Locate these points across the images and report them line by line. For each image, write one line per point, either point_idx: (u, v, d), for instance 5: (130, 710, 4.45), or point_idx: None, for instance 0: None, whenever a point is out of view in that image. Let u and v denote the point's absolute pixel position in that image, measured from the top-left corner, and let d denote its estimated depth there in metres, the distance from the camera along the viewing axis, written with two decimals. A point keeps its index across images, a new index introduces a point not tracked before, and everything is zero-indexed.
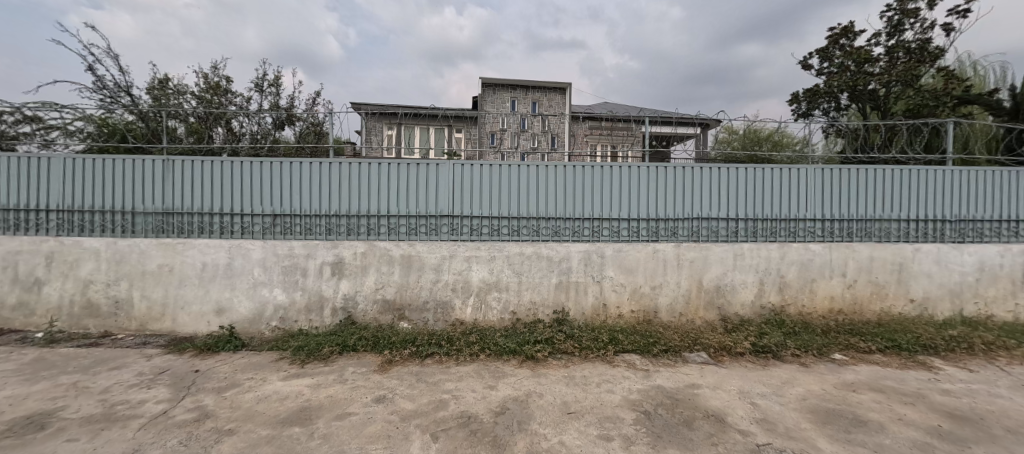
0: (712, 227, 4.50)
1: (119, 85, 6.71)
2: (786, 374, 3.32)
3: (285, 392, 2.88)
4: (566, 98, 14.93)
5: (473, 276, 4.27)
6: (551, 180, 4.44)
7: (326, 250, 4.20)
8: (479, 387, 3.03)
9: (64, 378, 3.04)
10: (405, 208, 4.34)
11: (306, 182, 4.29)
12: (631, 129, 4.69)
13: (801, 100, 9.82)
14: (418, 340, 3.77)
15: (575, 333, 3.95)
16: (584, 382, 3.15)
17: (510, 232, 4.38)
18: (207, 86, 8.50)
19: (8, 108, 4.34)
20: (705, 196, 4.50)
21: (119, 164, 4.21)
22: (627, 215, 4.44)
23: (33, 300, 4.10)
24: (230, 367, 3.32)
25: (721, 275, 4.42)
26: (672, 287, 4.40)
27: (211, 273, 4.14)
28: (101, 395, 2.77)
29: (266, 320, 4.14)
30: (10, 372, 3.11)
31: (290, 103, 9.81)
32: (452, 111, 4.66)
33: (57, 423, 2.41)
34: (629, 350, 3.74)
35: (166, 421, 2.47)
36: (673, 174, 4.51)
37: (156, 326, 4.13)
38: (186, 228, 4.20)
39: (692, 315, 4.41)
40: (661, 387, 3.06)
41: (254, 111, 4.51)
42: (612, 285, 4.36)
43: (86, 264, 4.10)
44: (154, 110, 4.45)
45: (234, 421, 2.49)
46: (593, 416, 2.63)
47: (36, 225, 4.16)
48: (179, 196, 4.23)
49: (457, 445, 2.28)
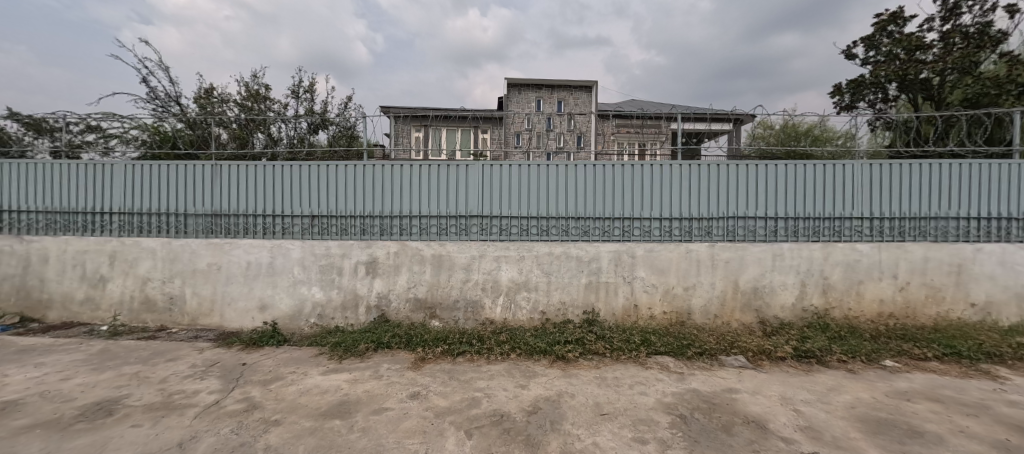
0: (749, 226, 4.33)
1: (169, 95, 7.17)
2: (832, 381, 3.15)
3: (325, 386, 3.00)
4: (592, 96, 14.76)
5: (502, 276, 4.30)
6: (581, 180, 4.41)
7: (361, 250, 4.33)
8: (511, 386, 3.04)
9: (127, 368, 3.28)
10: (436, 209, 4.42)
11: (341, 184, 4.45)
12: (660, 127, 4.64)
13: (844, 91, 9.32)
14: (449, 339, 3.83)
15: (606, 333, 3.90)
16: (616, 383, 3.10)
17: (540, 231, 4.38)
18: (248, 94, 8.95)
19: (74, 118, 4.72)
20: (740, 194, 4.35)
21: (173, 169, 4.51)
22: (658, 215, 4.35)
23: (98, 296, 4.44)
24: (274, 361, 3.48)
25: (759, 276, 4.25)
26: (706, 288, 4.27)
27: (255, 272, 4.35)
28: (160, 385, 2.98)
29: (305, 317, 4.31)
30: (80, 362, 3.39)
31: (324, 108, 10.19)
32: (483, 112, 4.71)
33: (123, 410, 2.60)
34: (662, 352, 3.66)
35: (217, 410, 2.62)
36: (707, 172, 4.38)
37: (205, 321, 4.38)
38: (232, 229, 4.44)
39: (728, 317, 4.27)
40: (697, 391, 2.98)
41: (291, 117, 4.71)
42: (643, 285, 4.27)
43: (144, 262, 4.40)
44: (202, 118, 4.74)
45: (279, 412, 2.61)
46: (626, 418, 2.59)
47: (101, 226, 4.51)
48: (226, 198, 4.48)
49: (492, 442, 2.29)
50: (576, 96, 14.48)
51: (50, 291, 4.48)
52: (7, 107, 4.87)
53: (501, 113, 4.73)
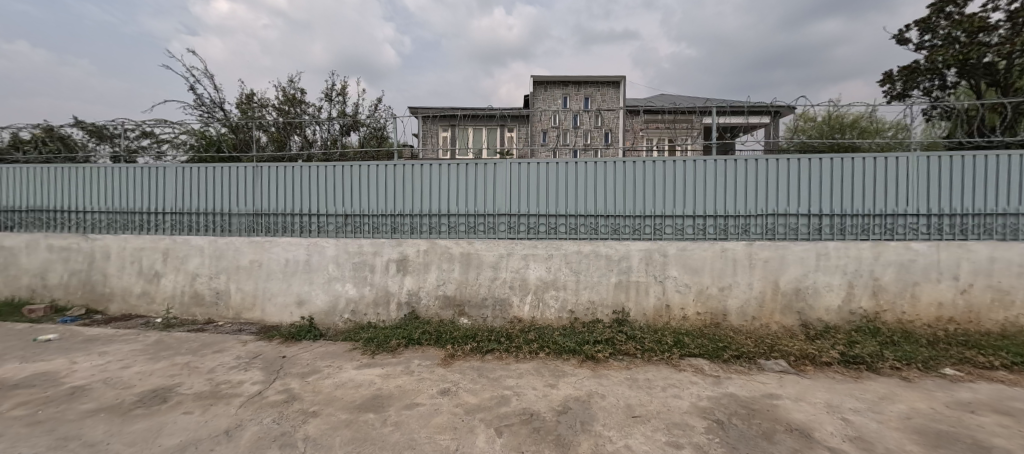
0: (790, 224, 4.11)
1: (214, 101, 7.59)
2: (883, 389, 2.94)
3: (359, 380, 3.08)
4: (620, 92, 14.40)
5: (530, 275, 4.28)
6: (609, 177, 4.33)
7: (392, 248, 4.42)
8: (540, 385, 3.03)
9: (179, 358, 3.49)
10: (464, 208, 4.46)
11: (373, 184, 4.57)
12: (690, 121, 4.44)
13: (895, 79, 8.74)
14: (478, 336, 3.86)
15: (637, 334, 3.81)
16: (648, 385, 3.02)
17: (568, 230, 4.33)
18: (285, 99, 9.33)
19: (131, 125, 5.07)
20: (780, 190, 4.14)
21: (218, 171, 4.77)
22: (691, 212, 4.20)
23: (153, 290, 4.76)
24: (311, 355, 3.62)
25: (802, 276, 4.02)
26: (743, 288, 4.09)
27: (293, 269, 4.54)
28: (208, 375, 3.16)
29: (339, 313, 4.46)
30: (138, 352, 3.64)
31: (356, 110, 10.50)
32: (510, 111, 4.65)
33: (176, 397, 2.78)
34: (696, 354, 3.54)
35: (260, 401, 2.75)
36: (743, 167, 4.20)
37: (248, 315, 4.61)
38: (272, 228, 4.67)
39: (767, 319, 4.08)
40: (735, 395, 2.86)
41: (324, 119, 4.88)
42: (676, 285, 4.15)
43: (193, 259, 4.68)
44: (244, 122, 5.00)
45: (317, 404, 2.71)
46: (659, 421, 2.52)
47: (156, 225, 4.84)
48: (265, 199, 4.70)
49: (522, 441, 2.29)
50: (603, 92, 14.19)
51: (112, 285, 4.85)
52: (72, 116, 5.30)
53: (528, 111, 4.63)
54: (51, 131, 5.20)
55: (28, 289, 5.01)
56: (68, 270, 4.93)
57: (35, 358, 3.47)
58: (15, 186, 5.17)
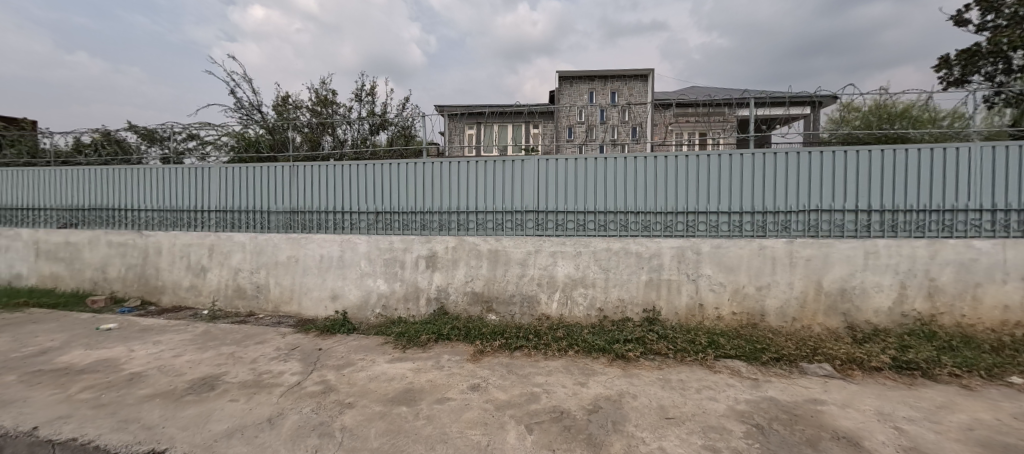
0: (835, 220, 3.88)
1: (252, 104, 7.93)
2: (941, 397, 2.74)
3: (391, 373, 3.16)
4: (648, 86, 13.99)
5: (558, 272, 4.24)
6: (639, 172, 4.23)
7: (421, 244, 4.49)
8: (570, 383, 3.00)
9: (224, 349, 3.69)
10: (492, 204, 4.49)
11: (403, 182, 4.67)
12: (724, 114, 4.35)
13: (953, 64, 8.07)
14: (507, 333, 3.87)
15: (669, 333, 3.71)
16: (681, 386, 2.94)
17: (597, 227, 4.27)
18: (318, 100, 9.63)
19: (178, 129, 5.38)
20: (823, 185, 3.92)
21: (257, 171, 5.00)
22: (726, 208, 4.05)
23: (200, 283, 5.05)
24: (345, 348, 3.74)
25: (848, 276, 3.79)
26: (783, 288, 3.91)
27: (327, 264, 4.69)
28: (251, 365, 3.31)
29: (371, 307, 4.58)
30: (188, 341, 3.87)
31: (384, 110, 10.70)
32: (538, 107, 4.68)
33: (222, 385, 2.93)
34: (732, 355, 3.41)
35: (299, 391, 2.86)
36: (783, 160, 4.00)
37: (286, 308, 4.81)
38: (308, 225, 4.85)
39: (809, 321, 3.88)
40: (776, 399, 2.73)
41: (355, 119, 5.02)
42: (710, 284, 4.01)
43: (235, 255, 4.92)
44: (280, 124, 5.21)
45: (352, 395, 2.80)
46: (695, 424, 2.44)
47: (202, 223, 5.13)
48: (301, 197, 4.89)
49: (553, 439, 2.27)
50: (631, 86, 13.84)
51: (163, 279, 5.17)
52: (127, 121, 5.67)
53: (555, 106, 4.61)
54: (108, 135, 5.59)
55: (90, 282, 5.42)
56: (125, 265, 5.29)
57: (98, 345, 3.76)
58: (79, 186, 5.61)
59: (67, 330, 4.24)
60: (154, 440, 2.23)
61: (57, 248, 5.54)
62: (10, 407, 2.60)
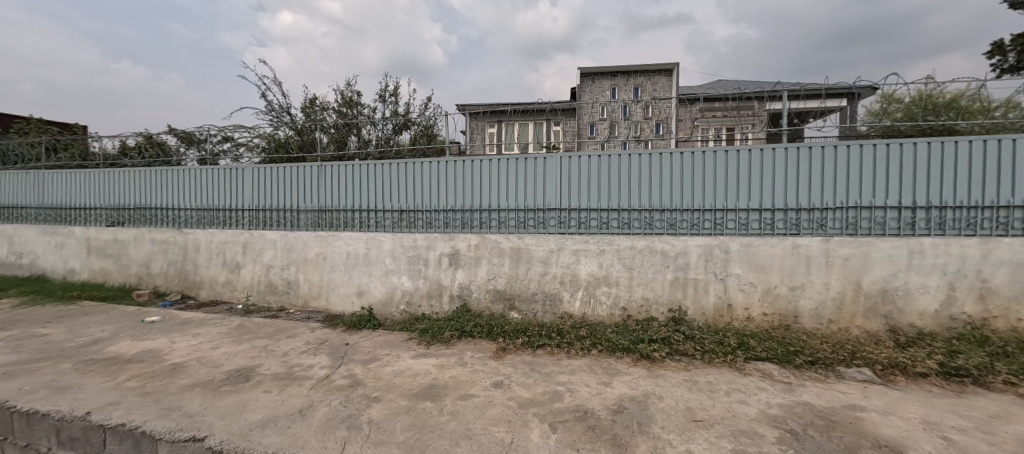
0: (875, 217, 3.68)
1: (282, 107, 8.22)
2: (995, 407, 2.55)
3: (416, 369, 3.21)
4: (672, 80, 13.61)
5: (581, 270, 4.20)
6: (665, 169, 4.14)
7: (444, 242, 4.54)
8: (594, 383, 2.96)
9: (258, 342, 3.84)
10: (514, 203, 4.49)
11: (426, 180, 4.74)
12: (754, 108, 4.12)
13: (1008, 49, 7.46)
14: (529, 331, 3.86)
15: (696, 334, 3.62)
16: (710, 388, 2.86)
17: (620, 225, 4.20)
18: (343, 101, 9.88)
19: (214, 131, 5.62)
20: (863, 180, 3.72)
21: (288, 171, 5.20)
22: (757, 205, 3.91)
23: (234, 279, 5.27)
24: (371, 343, 3.83)
25: (890, 276, 3.59)
26: (818, 288, 3.74)
27: (353, 261, 4.80)
28: (283, 358, 3.44)
29: (396, 304, 4.67)
30: (224, 334, 4.05)
31: (407, 109, 10.85)
32: (559, 104, 4.59)
33: (256, 377, 3.06)
34: (763, 358, 3.29)
35: (328, 384, 2.95)
36: (819, 155, 3.82)
37: (315, 303, 4.96)
38: (336, 223, 5.00)
39: (847, 323, 3.70)
40: (811, 405, 2.62)
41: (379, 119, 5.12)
42: (739, 284, 3.88)
43: (267, 252, 5.11)
44: (308, 125, 5.37)
45: (378, 390, 2.86)
46: (724, 427, 2.36)
47: (238, 221, 5.37)
48: (329, 196, 5.05)
49: (577, 438, 2.25)
50: (654, 80, 13.49)
51: (201, 275, 5.43)
52: (167, 124, 5.97)
53: (577, 103, 4.57)
54: (150, 138, 5.89)
55: (136, 277, 5.76)
56: (166, 261, 5.59)
57: (143, 337, 3.98)
58: (126, 187, 5.96)
59: (115, 322, 4.52)
60: (194, 428, 2.34)
61: (106, 245, 5.91)
62: (67, 392, 2.79)
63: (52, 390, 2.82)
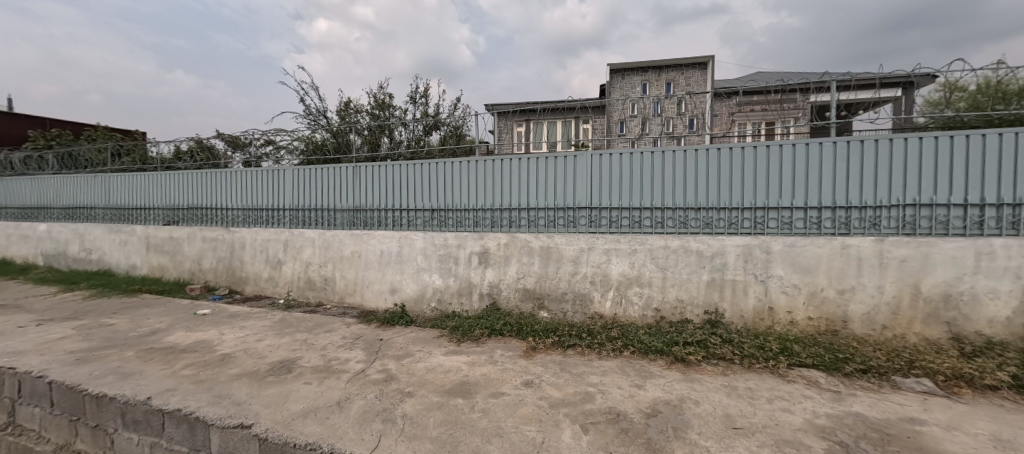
0: (936, 215, 3.39)
1: (319, 110, 8.56)
2: None
3: (447, 365, 3.26)
4: (706, 74, 13.07)
5: (613, 270, 4.13)
6: (700, 166, 3.99)
7: (474, 241, 4.58)
8: (626, 385, 2.91)
9: (298, 335, 4.03)
10: (544, 202, 4.48)
11: (456, 180, 4.82)
12: (797, 101, 4.01)
13: None
14: (560, 331, 3.84)
15: (734, 337, 3.48)
16: (750, 395, 2.73)
17: (653, 224, 4.10)
18: (376, 104, 10.15)
19: (257, 135, 5.92)
20: (923, 175, 3.43)
21: (326, 172, 5.43)
22: (801, 203, 3.70)
23: (276, 275, 5.55)
24: (404, 340, 3.92)
25: (954, 280, 3.29)
26: (870, 292, 3.49)
27: (387, 259, 4.94)
28: (322, 351, 3.58)
29: (427, 301, 4.76)
30: (268, 328, 4.27)
31: (437, 110, 11.02)
32: (590, 101, 4.54)
33: (298, 369, 3.20)
34: (809, 364, 3.11)
35: (364, 378, 3.05)
36: (871, 149, 3.56)
37: (350, 299, 5.14)
38: (370, 222, 5.17)
39: (903, 330, 3.43)
40: (864, 416, 2.45)
41: (410, 121, 5.22)
42: (782, 286, 3.69)
43: (306, 250, 5.34)
44: (343, 128, 5.56)
45: (411, 385, 2.93)
46: (767, 436, 2.25)
47: (280, 220, 5.66)
48: (364, 196, 5.23)
49: (609, 441, 2.21)
50: (687, 74, 12.98)
51: (246, 271, 5.75)
52: (216, 130, 6.35)
53: (607, 100, 4.47)
54: (201, 143, 6.27)
55: (189, 272, 6.17)
56: (216, 257, 5.96)
57: (195, 328, 4.27)
58: (181, 189, 6.41)
59: (171, 314, 4.87)
60: (242, 415, 2.48)
61: (162, 242, 6.36)
62: (131, 378, 3.02)
63: (118, 376, 3.07)
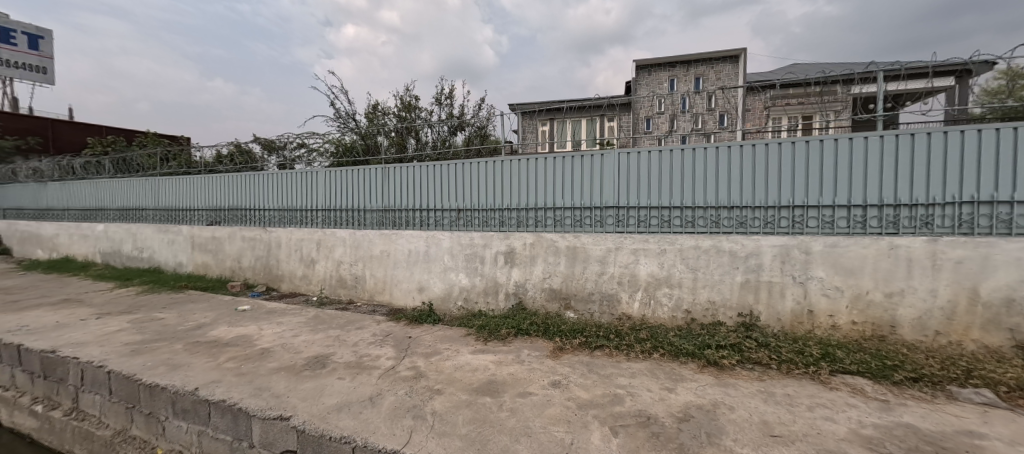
0: (998, 214, 3.14)
1: (348, 114, 8.80)
2: None
3: (475, 364, 3.29)
4: (739, 67, 12.50)
5: (641, 270, 4.05)
6: (734, 163, 3.86)
7: (500, 241, 4.60)
8: (656, 387, 2.85)
9: (331, 332, 4.17)
10: (570, 201, 4.46)
11: (481, 180, 4.86)
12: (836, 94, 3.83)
13: None
14: (587, 331, 3.80)
15: (770, 341, 3.34)
16: (789, 402, 2.62)
17: (683, 223, 3.99)
18: (402, 106, 10.33)
19: (291, 139, 6.17)
20: (982, 169, 3.18)
21: (356, 173, 5.59)
22: (843, 202, 3.52)
23: (310, 273, 5.76)
24: (432, 337, 3.99)
25: (1019, 284, 3.03)
26: (922, 296, 3.27)
27: (414, 258, 5.03)
28: (353, 348, 3.69)
29: (454, 300, 4.83)
30: (302, 324, 4.44)
31: (462, 111, 11.11)
32: (617, 98, 4.49)
33: (331, 365, 3.31)
34: (853, 371, 2.95)
35: (394, 374, 3.12)
36: (923, 142, 3.33)
37: (380, 297, 5.28)
38: (398, 222, 5.30)
39: (959, 336, 3.20)
40: (915, 427, 2.30)
41: (435, 122, 5.27)
42: (823, 288, 3.51)
43: (337, 249, 5.51)
44: (371, 130, 5.70)
45: (440, 382, 2.97)
46: (807, 445, 2.16)
47: (313, 220, 5.88)
48: (392, 197, 5.36)
49: (640, 445, 2.17)
50: (717, 69, 12.43)
51: (282, 269, 6.00)
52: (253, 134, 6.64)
53: (634, 97, 4.42)
54: (239, 147, 6.57)
55: (229, 270, 6.50)
56: (254, 256, 6.24)
57: (236, 323, 4.49)
58: (223, 191, 6.76)
59: (214, 309, 5.14)
60: (280, 408, 2.58)
61: (205, 241, 6.72)
62: (179, 370, 3.21)
63: (168, 367, 3.27)
